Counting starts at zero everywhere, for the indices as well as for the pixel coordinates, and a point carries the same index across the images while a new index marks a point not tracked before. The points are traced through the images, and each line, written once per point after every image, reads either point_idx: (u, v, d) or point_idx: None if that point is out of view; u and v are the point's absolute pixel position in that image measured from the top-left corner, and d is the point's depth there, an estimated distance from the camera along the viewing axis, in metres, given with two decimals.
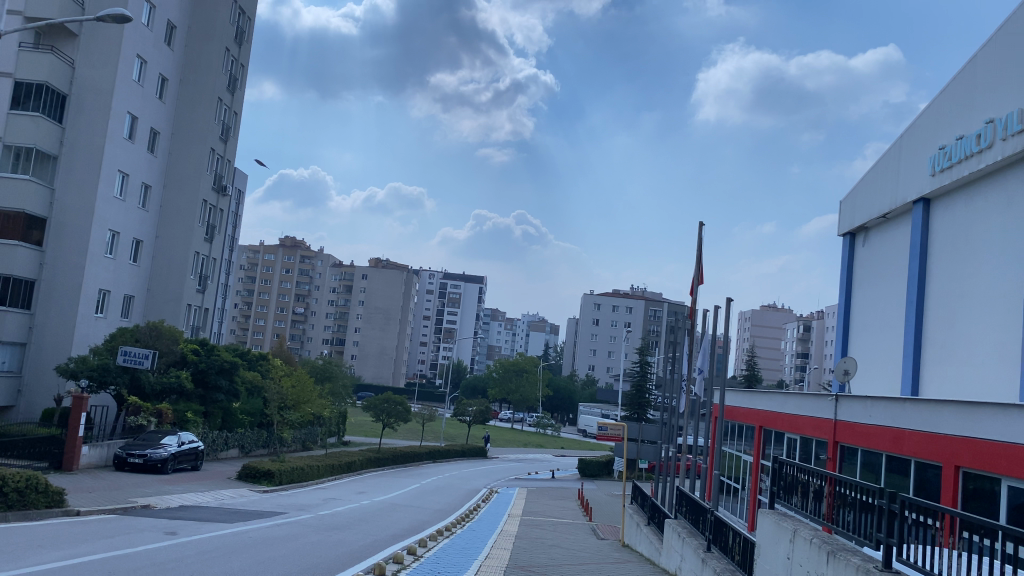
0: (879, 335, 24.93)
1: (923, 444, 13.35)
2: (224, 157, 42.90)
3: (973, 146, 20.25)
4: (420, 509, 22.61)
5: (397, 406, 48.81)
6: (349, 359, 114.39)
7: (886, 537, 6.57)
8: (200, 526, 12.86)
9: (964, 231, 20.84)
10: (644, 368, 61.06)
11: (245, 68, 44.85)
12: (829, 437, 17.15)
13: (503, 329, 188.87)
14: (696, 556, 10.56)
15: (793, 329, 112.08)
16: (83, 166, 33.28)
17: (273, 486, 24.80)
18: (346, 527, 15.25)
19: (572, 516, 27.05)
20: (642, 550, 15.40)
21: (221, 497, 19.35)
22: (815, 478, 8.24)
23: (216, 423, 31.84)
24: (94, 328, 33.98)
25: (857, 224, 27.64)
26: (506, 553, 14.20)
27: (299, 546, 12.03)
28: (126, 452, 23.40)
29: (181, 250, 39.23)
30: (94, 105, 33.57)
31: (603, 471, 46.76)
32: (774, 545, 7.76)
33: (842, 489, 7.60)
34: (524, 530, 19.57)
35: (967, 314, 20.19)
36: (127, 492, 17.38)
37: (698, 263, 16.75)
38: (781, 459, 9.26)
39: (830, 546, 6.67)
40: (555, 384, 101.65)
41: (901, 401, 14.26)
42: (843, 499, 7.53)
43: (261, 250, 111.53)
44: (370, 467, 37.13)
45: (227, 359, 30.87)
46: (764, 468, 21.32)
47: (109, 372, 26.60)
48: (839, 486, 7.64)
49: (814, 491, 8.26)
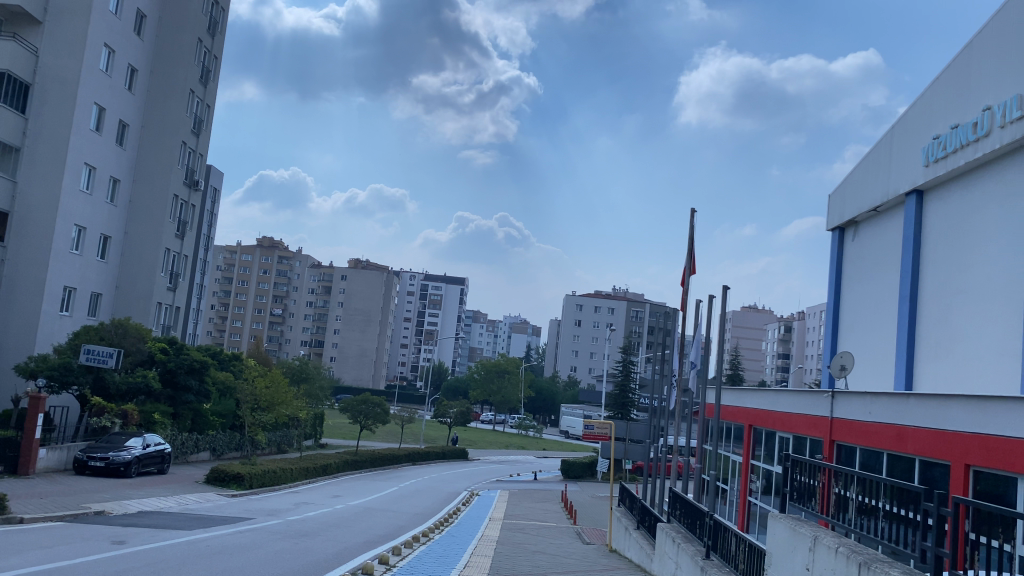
0: (872, 331, 24.23)
1: (929, 442, 12.51)
2: (196, 151, 41.71)
3: (970, 135, 19.56)
4: (397, 513, 21.64)
5: (375, 407, 47.72)
6: (328, 361, 112.95)
7: (935, 547, 5.72)
8: (153, 534, 11.82)
9: (959, 223, 20.19)
10: (628, 367, 60.36)
11: (219, 60, 43.69)
12: (824, 436, 16.40)
13: (485, 331, 187.86)
14: (694, 565, 9.70)
15: (773, 329, 112.12)
16: (48, 157, 32.01)
17: (242, 490, 23.74)
18: (315, 533, 14.23)
19: (556, 519, 26.17)
20: (631, 556, 14.57)
21: (185, 501, 18.27)
22: (840, 479, 7.49)
23: (185, 426, 30.70)
24: (58, 326, 32.75)
25: (847, 218, 27.01)
26: (488, 561, 13.26)
27: (261, 555, 11.01)
28: (86, 455, 22.19)
29: (151, 246, 37.99)
30: (59, 95, 32.33)
31: (586, 472, 45.89)
32: (788, 554, 6.95)
33: (872, 492, 6.84)
34: (506, 535, 18.66)
35: (962, 309, 19.54)
36: (82, 497, 16.27)
37: (689, 252, 15.89)
38: (795, 457, 8.53)
39: (861, 555, 5.79)
40: (536, 386, 100.93)
41: (904, 396, 13.44)
42: (875, 504, 6.79)
43: (239, 250, 110.07)
44: (346, 470, 36.10)
45: (198, 358, 29.80)
46: (755, 469, 20.67)
47: (70, 372, 25.40)
48: (869, 488, 6.88)
49: (840, 494, 7.52)
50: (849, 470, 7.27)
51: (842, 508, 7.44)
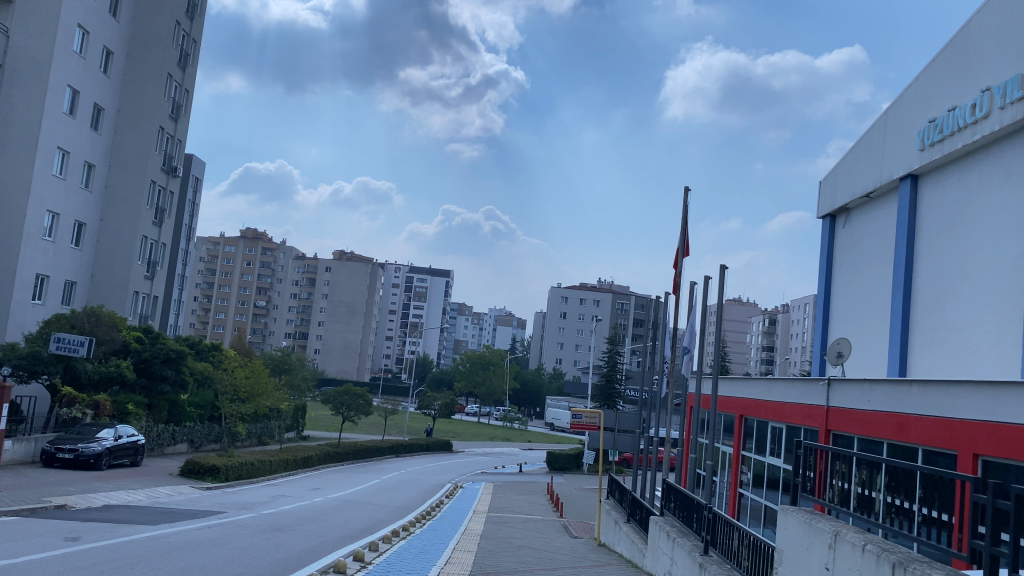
0: (864, 320, 23.77)
1: (932, 431, 11.96)
2: (174, 137, 40.71)
3: (968, 117, 19.01)
4: (378, 507, 20.97)
5: (357, 399, 46.95)
6: (312, 354, 111.82)
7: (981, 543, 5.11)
8: (111, 530, 11.05)
9: (956, 207, 19.67)
10: (614, 359, 59.76)
11: (198, 43, 42.75)
12: (820, 425, 15.84)
13: (469, 323, 187.14)
14: (691, 561, 9.11)
15: (759, 322, 112.09)
16: (20, 142, 30.95)
17: (218, 482, 23.05)
18: (289, 528, 13.52)
19: (542, 512, 25.60)
20: (622, 551, 13.95)
21: (156, 494, 17.52)
22: (868, 480, 7.06)
23: (161, 417, 29.80)
24: (30, 314, 31.79)
25: (838, 205, 26.55)
26: (470, 557, 12.55)
27: (227, 551, 10.29)
28: (54, 447, 21.28)
29: (127, 233, 36.99)
30: (31, 77, 31.27)
31: (573, 464, 45.35)
32: (804, 550, 6.34)
33: (908, 492, 6.49)
34: (490, 529, 18.04)
35: (959, 296, 19.05)
36: (45, 490, 15.48)
37: (682, 232, 15.27)
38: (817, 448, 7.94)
39: (892, 553, 5.20)
40: (522, 377, 100.85)
41: (906, 383, 12.85)
42: (911, 507, 6.41)
43: (221, 242, 108.81)
44: (328, 463, 35.43)
45: (173, 347, 29.14)
46: (745, 460, 20.24)
47: (40, 361, 24.49)
48: (907, 484, 6.51)
49: (862, 495, 7.13)
50: (879, 460, 6.85)
51: (868, 508, 7.02)
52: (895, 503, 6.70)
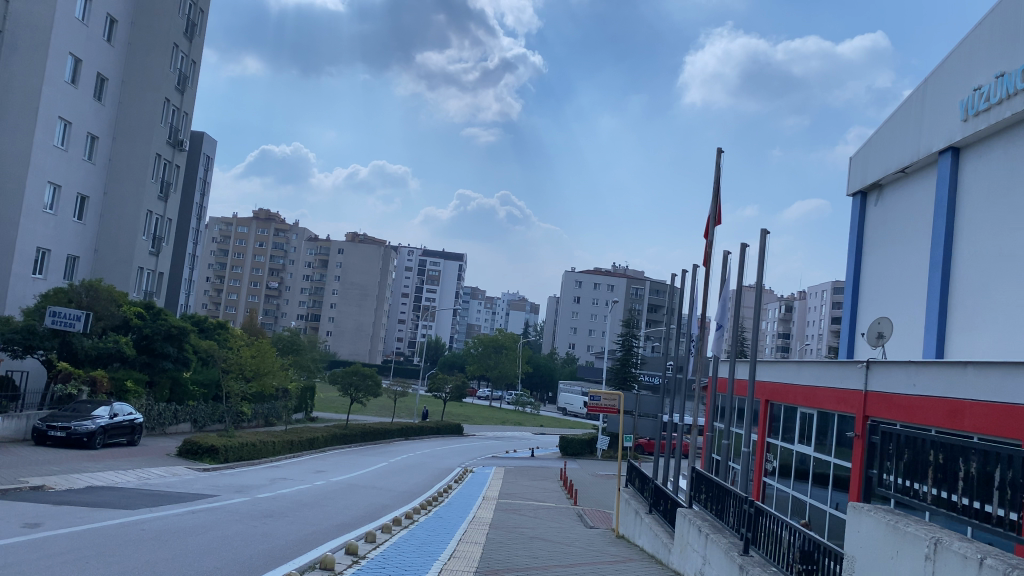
0: (899, 303, 22.43)
1: (992, 419, 10.69)
2: (179, 110, 39.57)
3: (1018, 84, 17.61)
4: (383, 491, 20.03)
5: (366, 380, 45.99)
6: (324, 335, 111.24)
7: None
8: (82, 515, 10.05)
9: (1004, 180, 18.31)
10: (630, 344, 58.50)
11: (205, 14, 41.65)
12: (856, 412, 14.60)
13: (482, 307, 186.59)
14: (729, 562, 7.99)
15: (775, 308, 110.69)
16: (21, 109, 30.02)
17: (217, 463, 22.15)
18: (282, 514, 12.51)
19: (554, 499, 24.58)
20: (644, 545, 12.85)
21: (147, 475, 16.57)
22: (939, 474, 6.02)
23: (162, 395, 29.07)
24: (30, 289, 30.99)
25: (870, 181, 25.25)
26: (478, 549, 11.46)
27: (206, 541, 9.28)
28: (46, 425, 20.43)
29: (132, 207, 36.15)
30: (30, 43, 30.27)
31: (585, 449, 44.34)
32: (885, 563, 5.32)
33: (987, 493, 5.47)
34: (500, 517, 17.04)
35: (1005, 276, 17.75)
36: (27, 470, 14.59)
37: (715, 198, 14.10)
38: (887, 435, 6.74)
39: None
40: (534, 361, 99.97)
41: (959, 365, 11.62)
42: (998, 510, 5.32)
43: (235, 222, 107.97)
44: (335, 445, 34.58)
45: (175, 324, 28.18)
46: (771, 448, 19.21)
47: (35, 335, 23.58)
48: (985, 484, 5.50)
49: (931, 494, 6.10)
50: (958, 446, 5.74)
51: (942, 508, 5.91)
52: (961, 504, 5.74)
